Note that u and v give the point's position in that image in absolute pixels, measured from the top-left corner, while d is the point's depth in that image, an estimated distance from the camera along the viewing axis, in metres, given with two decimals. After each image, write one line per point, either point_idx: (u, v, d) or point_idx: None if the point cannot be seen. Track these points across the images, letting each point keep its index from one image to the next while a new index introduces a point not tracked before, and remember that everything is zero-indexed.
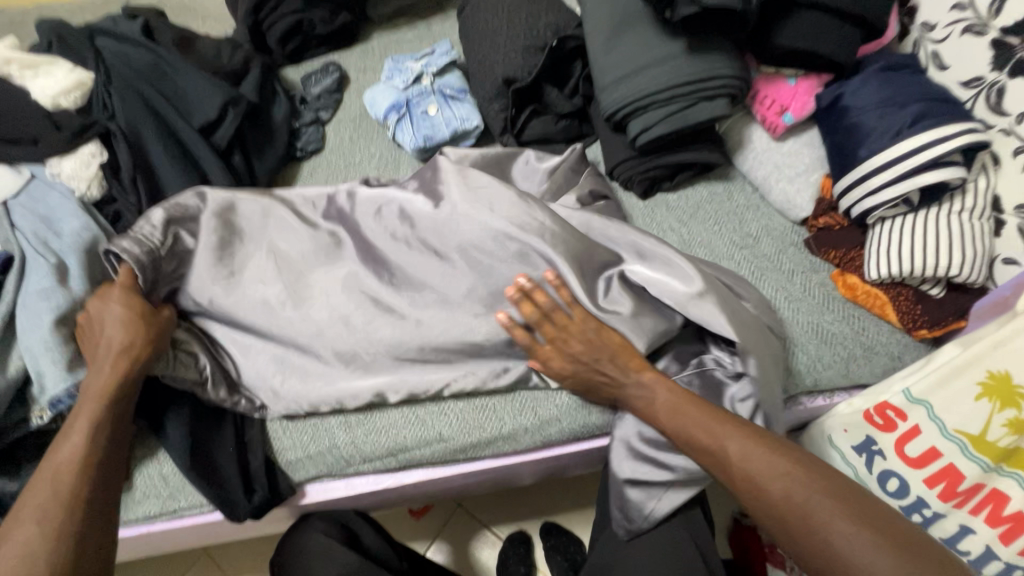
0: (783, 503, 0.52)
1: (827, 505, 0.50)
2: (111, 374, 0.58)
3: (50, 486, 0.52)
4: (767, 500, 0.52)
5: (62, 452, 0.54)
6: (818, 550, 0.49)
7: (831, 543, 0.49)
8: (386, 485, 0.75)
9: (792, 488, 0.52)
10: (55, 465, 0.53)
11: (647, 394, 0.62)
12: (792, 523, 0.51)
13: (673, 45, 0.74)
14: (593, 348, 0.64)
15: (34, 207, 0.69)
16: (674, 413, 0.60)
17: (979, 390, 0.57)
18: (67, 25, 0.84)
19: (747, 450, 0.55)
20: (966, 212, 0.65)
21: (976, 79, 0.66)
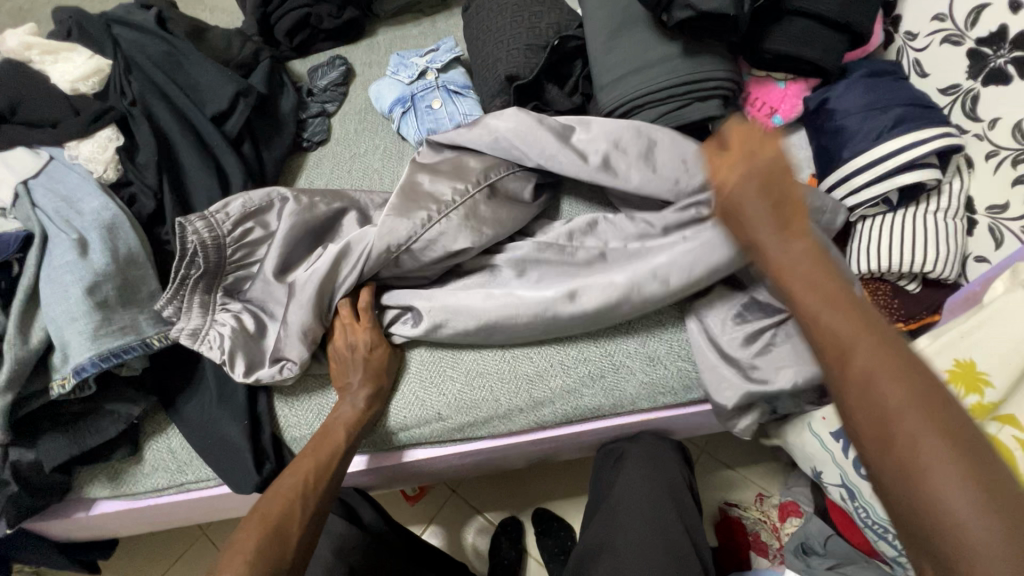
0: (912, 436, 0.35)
1: (930, 417, 0.35)
2: (361, 398, 0.70)
3: (316, 464, 0.64)
4: (861, 423, 0.38)
5: (343, 427, 0.68)
6: (912, 491, 0.34)
7: (946, 509, 0.33)
8: (384, 463, 0.78)
9: (950, 448, 0.34)
10: (312, 462, 0.64)
11: (777, 252, 0.47)
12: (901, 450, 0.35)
13: (670, 47, 0.77)
14: (784, 199, 0.48)
15: (52, 187, 0.71)
16: (805, 287, 0.45)
17: (946, 376, 0.60)
18: (84, 13, 0.87)
19: (871, 356, 0.38)
20: (941, 212, 0.68)
21: (953, 86, 0.69)
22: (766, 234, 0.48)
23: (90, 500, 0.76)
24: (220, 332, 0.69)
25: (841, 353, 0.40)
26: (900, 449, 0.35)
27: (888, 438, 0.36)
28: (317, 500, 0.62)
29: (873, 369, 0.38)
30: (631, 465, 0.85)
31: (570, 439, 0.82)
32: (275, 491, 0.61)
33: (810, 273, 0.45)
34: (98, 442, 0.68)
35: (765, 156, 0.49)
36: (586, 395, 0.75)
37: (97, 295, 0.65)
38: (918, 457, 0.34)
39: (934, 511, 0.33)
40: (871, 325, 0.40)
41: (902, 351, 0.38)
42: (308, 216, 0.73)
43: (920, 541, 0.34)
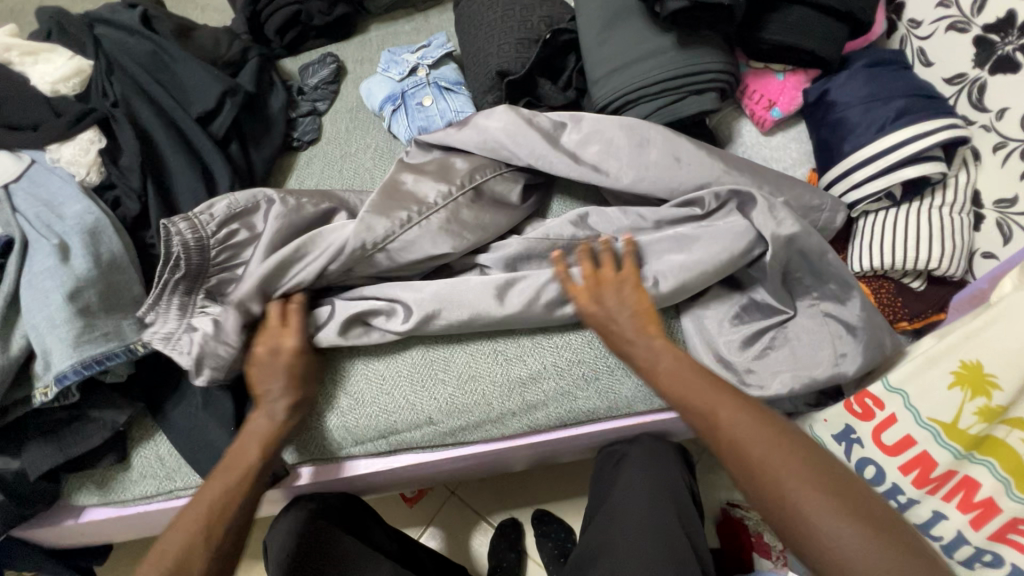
0: (812, 505, 0.46)
1: (823, 492, 0.47)
2: (277, 413, 0.64)
3: (221, 493, 0.59)
4: (771, 492, 0.48)
5: (258, 444, 0.62)
6: (821, 548, 0.45)
7: (830, 543, 0.45)
8: (376, 469, 0.76)
9: (846, 518, 0.45)
10: (222, 488, 0.59)
11: (645, 356, 0.60)
12: (785, 501, 0.47)
13: (664, 39, 0.75)
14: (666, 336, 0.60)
15: (34, 191, 0.70)
16: (673, 379, 0.57)
17: (952, 378, 0.58)
18: (67, 13, 0.85)
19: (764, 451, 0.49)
20: (946, 207, 0.66)
21: (959, 75, 0.67)
22: (654, 344, 0.59)
23: (79, 507, 0.75)
24: (191, 336, 0.66)
25: (741, 450, 0.50)
26: (795, 523, 0.47)
27: (792, 520, 0.47)
28: (225, 528, 0.58)
29: (768, 452, 0.49)
30: (629, 467, 0.84)
31: (566, 442, 0.80)
32: (178, 524, 0.57)
33: (676, 374, 0.57)
34: (84, 450, 0.68)
35: (606, 294, 0.63)
36: (580, 397, 0.73)
37: (77, 301, 0.63)
38: (808, 524, 0.46)
39: (827, 548, 0.45)
40: (748, 405, 0.52)
41: (777, 424, 0.51)
42: (294, 218, 0.71)
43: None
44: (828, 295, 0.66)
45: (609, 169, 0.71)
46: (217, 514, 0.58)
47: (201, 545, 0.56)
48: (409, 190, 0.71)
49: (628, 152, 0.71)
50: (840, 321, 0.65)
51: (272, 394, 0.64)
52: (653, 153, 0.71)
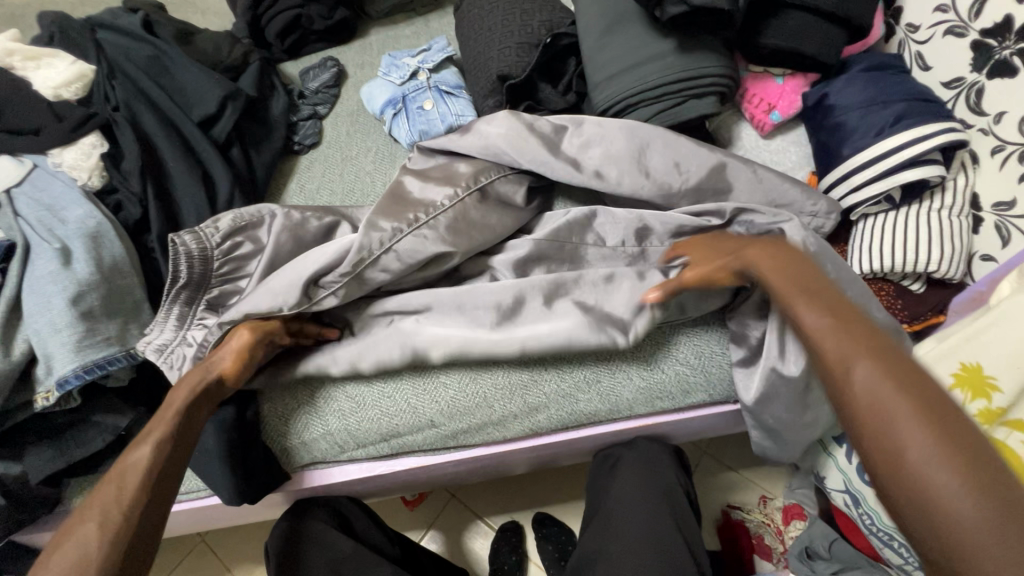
0: (902, 430, 0.36)
1: (948, 459, 0.34)
2: (190, 389, 0.60)
3: (119, 475, 0.53)
4: (860, 408, 0.39)
5: (161, 422, 0.57)
6: (904, 483, 0.35)
7: (914, 477, 0.34)
8: (378, 472, 0.76)
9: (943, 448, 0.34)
10: (126, 470, 0.53)
11: (734, 259, 0.59)
12: (878, 436, 0.37)
13: (664, 43, 0.75)
14: (794, 272, 0.52)
15: (36, 196, 0.71)
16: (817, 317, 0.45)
17: (952, 381, 0.58)
18: (68, 17, 0.85)
19: (841, 342, 0.42)
20: (945, 210, 0.66)
21: (956, 79, 0.67)
22: (802, 274, 0.51)
23: (80, 512, 0.75)
24: (185, 352, 0.66)
25: (839, 371, 0.41)
26: (884, 436, 0.37)
27: (904, 483, 0.35)
28: (128, 516, 0.51)
29: (863, 379, 0.39)
30: (624, 471, 0.83)
31: (568, 445, 0.80)
32: (74, 522, 0.50)
33: (813, 304, 0.47)
34: (85, 454, 0.67)
35: (713, 247, 0.63)
36: (583, 398, 0.73)
37: (78, 305, 0.63)
38: (905, 446, 0.35)
39: (929, 508, 0.34)
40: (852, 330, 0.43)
41: (887, 351, 0.41)
42: (296, 226, 0.71)
43: (908, 516, 0.35)
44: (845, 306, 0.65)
45: (610, 170, 0.71)
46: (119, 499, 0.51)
47: (95, 536, 0.49)
48: (416, 198, 0.71)
49: (629, 154, 0.71)
50: None
51: (190, 375, 0.61)
52: (653, 155, 0.71)
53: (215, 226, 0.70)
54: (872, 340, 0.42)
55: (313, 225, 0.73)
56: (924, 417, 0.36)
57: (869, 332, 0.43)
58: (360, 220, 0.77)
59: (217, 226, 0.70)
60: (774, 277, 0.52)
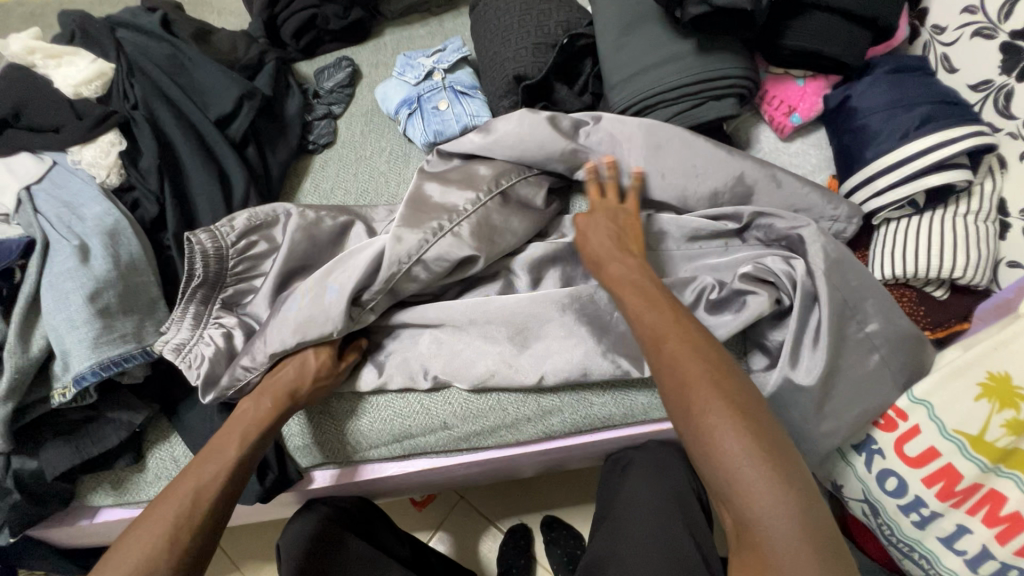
0: (749, 489, 0.41)
1: (794, 525, 0.40)
2: (266, 405, 0.63)
3: (194, 485, 0.56)
4: (717, 463, 0.43)
5: (236, 437, 0.60)
6: (752, 541, 0.41)
7: (760, 530, 0.41)
8: (390, 473, 0.76)
9: (790, 514, 0.40)
10: (198, 481, 0.56)
11: (617, 267, 0.60)
12: (734, 493, 0.42)
13: (684, 44, 0.74)
14: (642, 275, 0.58)
15: (55, 193, 0.71)
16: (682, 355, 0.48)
17: (979, 390, 0.57)
18: (89, 16, 0.86)
19: (712, 401, 0.45)
20: (971, 215, 0.65)
21: (984, 82, 0.66)
22: (640, 307, 0.54)
23: (94, 507, 0.75)
24: (203, 352, 0.66)
25: (701, 420, 0.45)
26: (730, 477, 0.42)
27: (756, 541, 0.41)
28: (195, 529, 0.54)
29: (731, 441, 0.43)
30: (636, 475, 0.82)
31: (581, 448, 0.79)
32: (143, 523, 0.53)
33: (694, 353, 0.48)
34: (100, 450, 0.68)
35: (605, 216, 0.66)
36: (600, 400, 0.72)
37: (96, 302, 0.64)
38: (744, 487, 0.42)
39: (763, 551, 0.41)
40: (718, 377, 0.46)
41: (747, 407, 0.45)
42: (311, 226, 0.71)
43: (743, 562, 0.42)
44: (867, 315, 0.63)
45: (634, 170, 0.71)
46: (189, 512, 0.54)
47: (164, 543, 0.52)
48: (433, 199, 0.70)
49: (648, 158, 0.71)
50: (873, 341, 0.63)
51: (267, 390, 0.64)
52: (670, 157, 0.71)
53: (233, 228, 0.70)
54: (737, 396, 0.45)
55: (328, 224, 0.73)
56: (776, 484, 0.41)
57: (736, 388, 0.46)
58: (374, 219, 0.77)
59: (233, 227, 0.70)
60: (632, 299, 0.56)
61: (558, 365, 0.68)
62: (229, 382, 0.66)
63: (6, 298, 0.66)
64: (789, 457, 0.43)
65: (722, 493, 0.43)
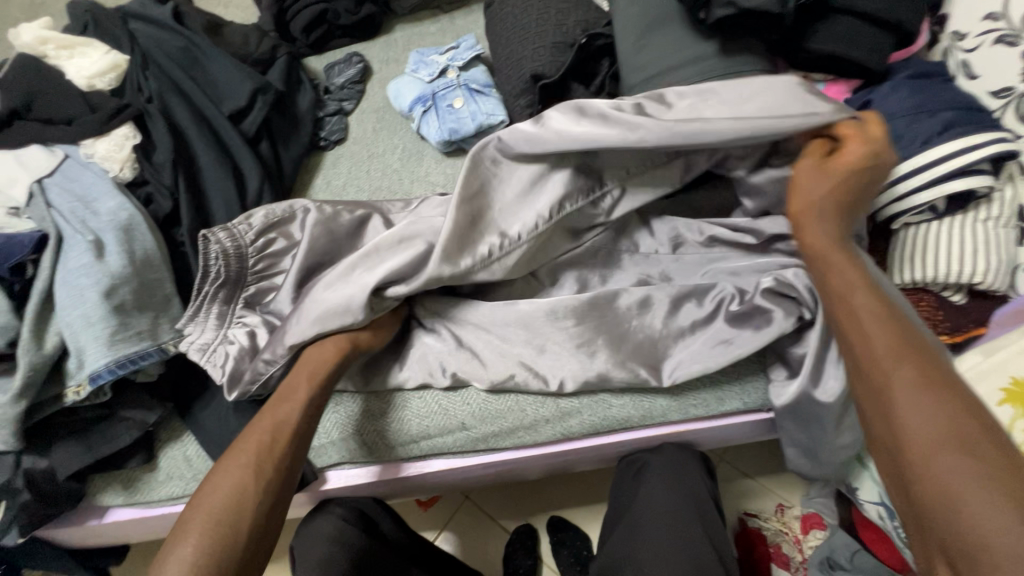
0: (930, 442, 0.39)
1: (985, 478, 0.36)
2: (330, 354, 0.63)
3: (271, 426, 0.57)
4: (895, 416, 0.42)
5: (305, 382, 0.61)
6: (938, 491, 0.37)
7: (942, 479, 0.38)
8: (404, 474, 0.75)
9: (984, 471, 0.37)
10: (274, 424, 0.57)
11: (820, 228, 0.56)
12: (914, 445, 0.40)
13: (706, 46, 0.74)
14: (852, 261, 0.53)
15: (67, 186, 0.70)
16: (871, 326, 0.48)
17: (1002, 395, 0.58)
18: (101, 7, 0.84)
19: (897, 366, 0.44)
20: (991, 220, 0.66)
21: (1005, 89, 0.66)
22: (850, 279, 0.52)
23: (103, 508, 0.74)
24: (227, 351, 0.66)
25: (883, 380, 0.44)
26: (945, 489, 0.37)
27: (940, 491, 0.37)
28: (276, 468, 0.54)
29: (916, 396, 0.42)
30: (653, 477, 0.82)
31: (596, 449, 0.79)
32: (228, 462, 0.54)
33: (887, 325, 0.47)
34: (113, 450, 0.66)
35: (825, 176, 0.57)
36: (617, 401, 0.72)
37: (112, 299, 0.62)
38: (967, 500, 0.36)
39: (947, 497, 0.37)
40: (909, 347, 0.45)
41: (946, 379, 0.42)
42: (330, 224, 0.70)
43: (920, 510, 0.39)
44: None
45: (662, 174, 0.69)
46: (267, 453, 0.55)
47: (249, 479, 0.53)
48: (454, 198, 0.70)
49: None
50: None
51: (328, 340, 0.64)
52: None
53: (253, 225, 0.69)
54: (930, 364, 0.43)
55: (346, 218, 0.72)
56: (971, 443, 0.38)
57: (932, 359, 0.44)
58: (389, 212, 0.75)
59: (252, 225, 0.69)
60: (829, 275, 0.53)
61: (576, 368, 0.68)
62: (253, 380, 0.65)
63: (18, 294, 0.64)
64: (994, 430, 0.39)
65: (897, 451, 0.41)
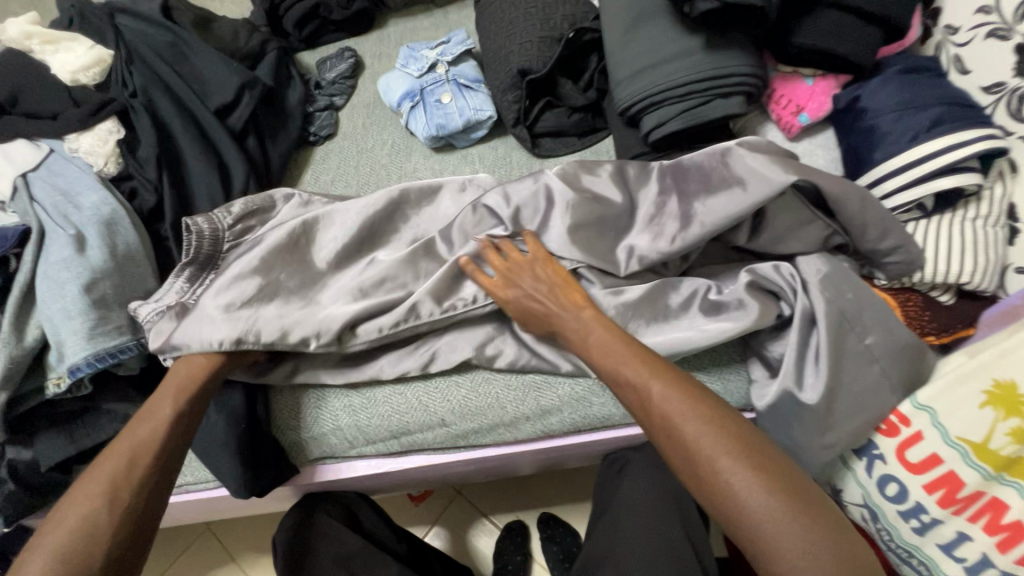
0: (743, 496, 0.46)
1: (778, 507, 0.45)
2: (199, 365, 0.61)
3: (133, 444, 0.54)
4: (714, 488, 0.47)
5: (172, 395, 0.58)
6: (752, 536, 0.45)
7: (757, 526, 0.45)
8: (388, 470, 0.76)
9: (768, 499, 0.45)
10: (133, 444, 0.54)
11: (570, 321, 0.61)
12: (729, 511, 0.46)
13: (692, 40, 0.73)
14: (610, 339, 0.58)
15: (51, 180, 0.70)
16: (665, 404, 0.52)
17: (984, 398, 0.56)
18: (89, 2, 0.85)
19: (691, 433, 0.49)
20: (980, 219, 0.64)
21: (998, 84, 0.65)
22: (619, 360, 0.56)
23: None
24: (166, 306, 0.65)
25: (690, 455, 0.49)
26: (735, 514, 0.46)
27: (759, 538, 0.45)
28: (136, 488, 0.52)
29: (721, 460, 0.47)
30: (634, 472, 0.81)
31: (580, 447, 0.79)
32: (86, 484, 0.52)
33: (665, 396, 0.52)
34: (95, 442, 0.67)
35: (528, 270, 0.65)
36: (596, 403, 0.72)
37: (92, 293, 0.63)
38: (751, 521, 0.45)
39: (760, 536, 0.45)
40: (704, 408, 0.51)
41: (737, 427, 0.50)
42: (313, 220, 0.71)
43: (746, 548, 0.46)
44: (869, 326, 0.63)
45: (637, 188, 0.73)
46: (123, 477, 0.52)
47: (101, 505, 0.50)
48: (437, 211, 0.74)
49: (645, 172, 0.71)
50: (880, 350, 0.62)
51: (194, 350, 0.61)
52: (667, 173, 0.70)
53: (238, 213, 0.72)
54: (724, 421, 0.50)
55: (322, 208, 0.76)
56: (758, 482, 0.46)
57: (721, 413, 0.51)
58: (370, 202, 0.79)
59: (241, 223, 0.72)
60: (602, 364, 0.58)
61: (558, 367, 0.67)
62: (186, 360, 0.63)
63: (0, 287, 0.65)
64: (763, 446, 0.49)
65: (725, 517, 0.47)
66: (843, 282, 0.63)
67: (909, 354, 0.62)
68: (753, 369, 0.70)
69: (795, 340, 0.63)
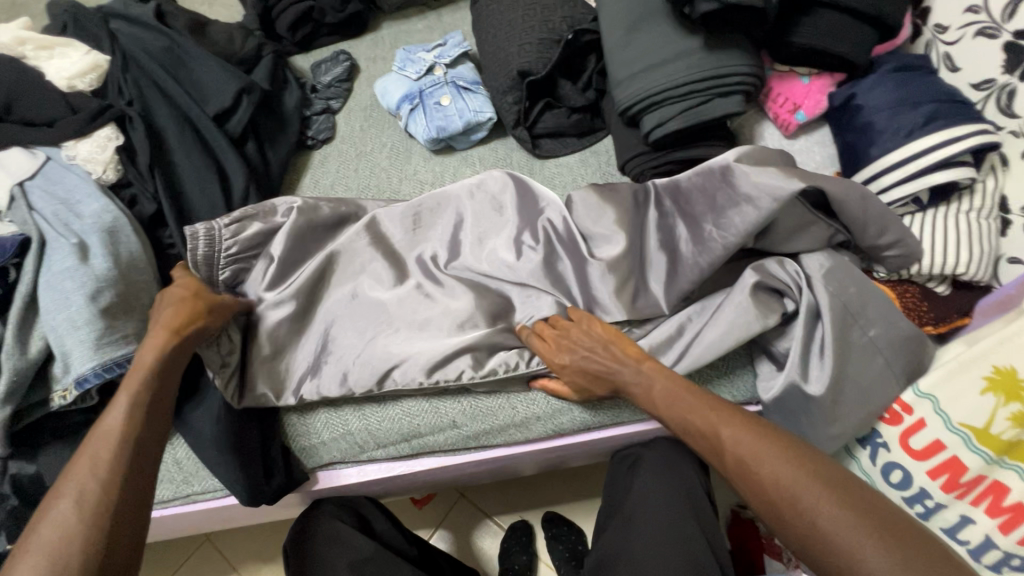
0: (843, 541, 0.44)
1: (885, 550, 0.43)
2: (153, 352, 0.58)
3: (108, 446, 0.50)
4: (814, 537, 0.46)
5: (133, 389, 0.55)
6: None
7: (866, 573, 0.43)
8: (397, 473, 0.75)
9: (876, 543, 0.43)
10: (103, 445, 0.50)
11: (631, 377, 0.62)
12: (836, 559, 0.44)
13: (692, 41, 0.74)
14: (675, 388, 0.59)
15: (49, 189, 0.69)
16: (744, 450, 0.51)
17: (985, 383, 0.58)
18: (81, 7, 0.84)
19: (782, 477, 0.49)
20: (973, 212, 0.66)
21: (987, 80, 0.67)
22: (693, 410, 0.56)
23: None
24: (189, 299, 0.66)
25: (781, 501, 0.48)
26: (840, 560, 0.44)
27: None
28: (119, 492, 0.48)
29: (817, 505, 0.46)
30: (645, 470, 0.83)
31: (589, 445, 0.79)
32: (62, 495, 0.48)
33: (737, 440, 0.52)
34: None
35: (581, 332, 0.65)
36: (605, 404, 0.73)
37: (97, 302, 0.62)
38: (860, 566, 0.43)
39: None
40: (788, 450, 0.51)
41: (821, 466, 0.49)
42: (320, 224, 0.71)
43: None
44: (871, 317, 0.65)
45: (640, 190, 0.74)
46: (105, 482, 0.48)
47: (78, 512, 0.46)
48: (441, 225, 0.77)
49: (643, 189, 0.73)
50: (883, 341, 0.64)
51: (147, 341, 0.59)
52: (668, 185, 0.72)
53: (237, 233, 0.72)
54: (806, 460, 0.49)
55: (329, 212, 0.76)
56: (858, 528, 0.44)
57: (807, 454, 0.50)
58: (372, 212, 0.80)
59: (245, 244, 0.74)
60: (667, 412, 0.58)
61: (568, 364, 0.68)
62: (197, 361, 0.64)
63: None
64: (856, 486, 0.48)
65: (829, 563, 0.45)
66: (843, 275, 0.65)
67: (910, 344, 0.64)
68: (759, 363, 0.71)
69: (800, 333, 0.65)
